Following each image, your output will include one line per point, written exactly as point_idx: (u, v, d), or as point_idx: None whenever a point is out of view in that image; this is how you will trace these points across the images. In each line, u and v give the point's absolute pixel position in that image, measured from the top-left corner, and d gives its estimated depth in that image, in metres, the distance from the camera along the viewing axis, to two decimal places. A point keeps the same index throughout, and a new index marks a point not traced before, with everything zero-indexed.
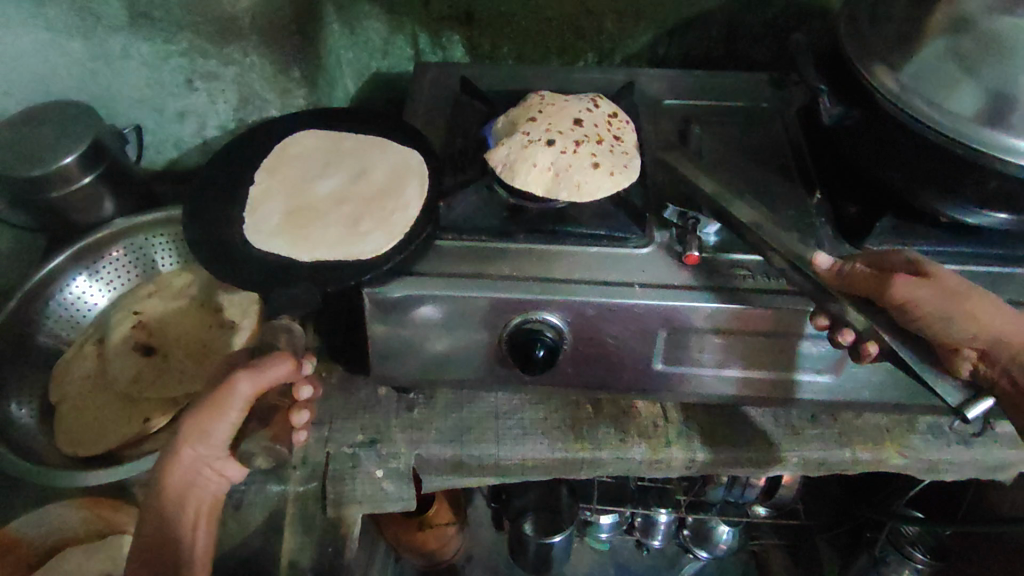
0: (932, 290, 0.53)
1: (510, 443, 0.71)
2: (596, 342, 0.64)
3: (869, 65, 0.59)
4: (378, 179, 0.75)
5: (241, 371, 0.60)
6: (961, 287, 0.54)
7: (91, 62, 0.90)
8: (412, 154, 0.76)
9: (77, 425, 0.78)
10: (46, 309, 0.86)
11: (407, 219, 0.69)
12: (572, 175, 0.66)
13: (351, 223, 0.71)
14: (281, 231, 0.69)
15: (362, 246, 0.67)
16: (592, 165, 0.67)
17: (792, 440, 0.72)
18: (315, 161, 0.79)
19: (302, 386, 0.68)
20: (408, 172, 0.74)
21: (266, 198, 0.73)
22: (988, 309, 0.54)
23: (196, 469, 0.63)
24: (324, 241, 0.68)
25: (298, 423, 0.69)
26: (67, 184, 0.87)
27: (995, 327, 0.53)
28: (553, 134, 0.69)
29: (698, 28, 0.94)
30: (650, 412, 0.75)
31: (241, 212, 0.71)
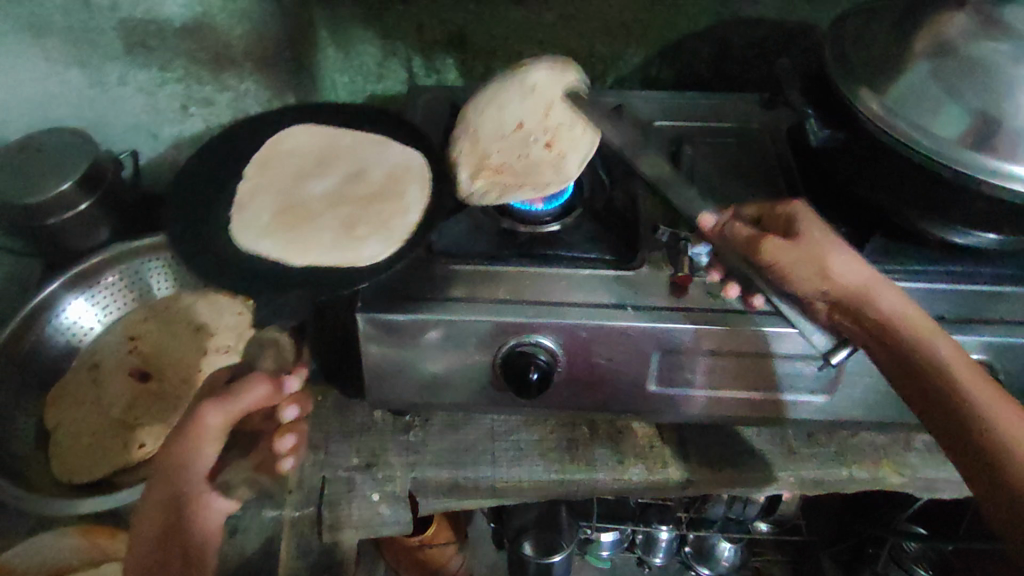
0: (795, 248, 0.54)
1: (507, 465, 0.72)
2: (590, 363, 0.65)
3: (855, 87, 0.60)
4: (376, 178, 0.78)
5: (208, 402, 0.60)
6: (821, 243, 0.54)
7: (89, 90, 0.91)
8: (414, 156, 0.79)
9: (70, 451, 0.76)
10: (42, 335, 0.84)
11: (407, 225, 0.72)
12: (569, 130, 0.70)
13: (346, 225, 0.73)
14: (271, 233, 0.70)
15: (358, 249, 0.69)
16: (548, 149, 0.70)
17: (788, 459, 0.72)
18: (310, 155, 0.80)
19: (286, 410, 0.68)
20: (409, 174, 0.77)
21: (256, 194, 0.75)
22: (845, 262, 0.54)
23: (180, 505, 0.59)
24: (321, 242, 0.70)
25: (284, 448, 0.67)
26: (65, 211, 0.88)
27: (856, 278, 0.54)
28: (536, 110, 0.71)
29: (689, 49, 0.95)
30: (646, 433, 0.74)
31: (230, 211, 0.73)
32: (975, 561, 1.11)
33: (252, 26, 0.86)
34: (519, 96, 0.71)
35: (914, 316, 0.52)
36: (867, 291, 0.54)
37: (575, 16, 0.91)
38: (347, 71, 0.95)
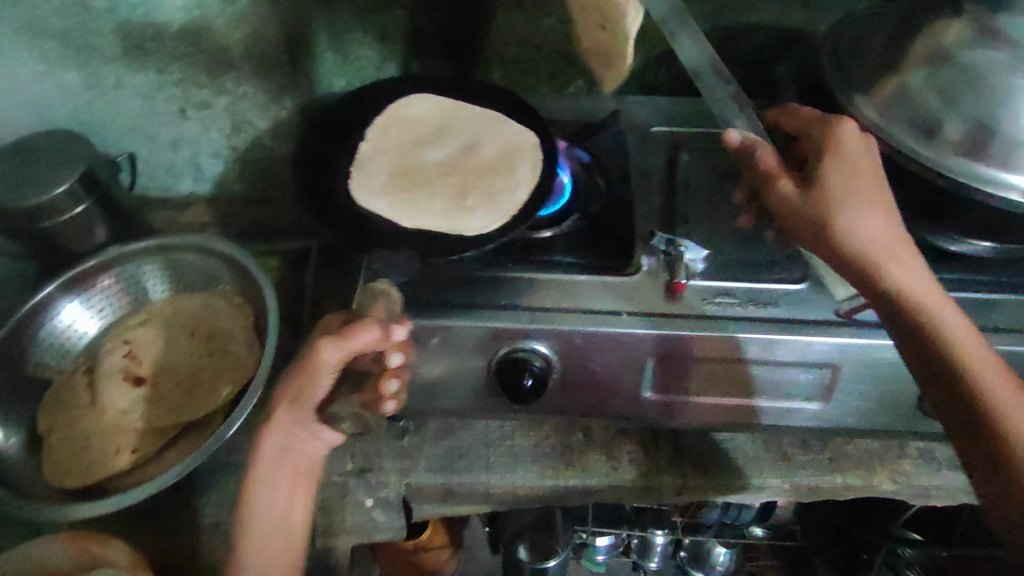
0: (807, 195, 0.57)
1: (501, 470, 0.72)
2: (585, 370, 0.64)
3: (850, 95, 0.60)
4: (489, 154, 0.89)
5: (328, 338, 0.58)
6: (833, 193, 0.56)
7: (85, 93, 0.91)
8: (525, 137, 0.88)
9: (64, 456, 0.73)
10: (35, 340, 0.83)
11: (514, 200, 0.81)
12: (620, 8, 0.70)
13: (456, 196, 0.83)
14: (386, 192, 0.82)
15: (465, 220, 0.79)
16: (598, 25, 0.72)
17: (783, 466, 0.72)
18: (430, 128, 0.92)
19: (392, 354, 0.62)
20: (521, 151, 0.87)
21: (380, 157, 0.87)
22: (859, 215, 0.55)
23: (291, 433, 0.61)
24: (432, 208, 0.81)
25: (387, 392, 0.62)
26: (60, 214, 0.88)
27: (868, 232, 0.55)
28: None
29: None
30: (642, 438, 0.74)
31: (354, 166, 0.84)
32: (969, 566, 1.11)
33: (250, 29, 0.85)
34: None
35: (920, 278, 0.54)
36: (882, 253, 0.54)
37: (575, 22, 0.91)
38: (345, 75, 0.95)
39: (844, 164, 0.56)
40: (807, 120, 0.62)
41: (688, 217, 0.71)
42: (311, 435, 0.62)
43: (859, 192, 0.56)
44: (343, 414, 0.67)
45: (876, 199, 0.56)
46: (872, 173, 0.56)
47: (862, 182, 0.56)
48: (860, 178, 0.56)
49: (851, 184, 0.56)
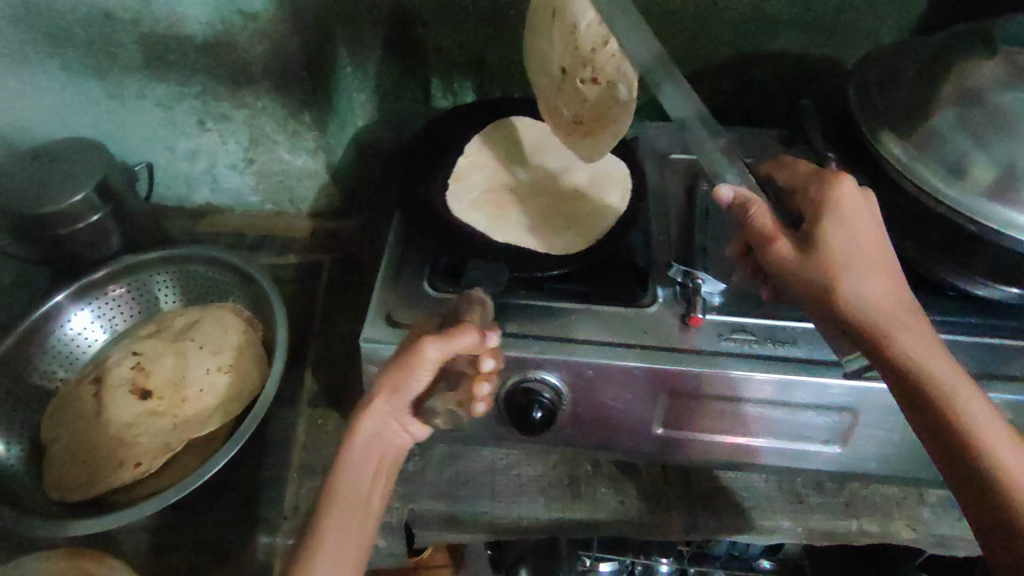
0: (804, 258, 0.54)
1: (506, 500, 0.70)
2: (595, 403, 0.63)
3: (876, 131, 0.59)
4: (581, 179, 0.82)
5: (430, 337, 0.55)
6: (834, 257, 0.53)
7: (106, 101, 0.92)
8: (617, 168, 0.82)
9: (66, 467, 0.72)
10: (43, 346, 0.83)
11: (603, 227, 0.74)
12: (609, 58, 0.71)
13: (546, 217, 0.77)
14: (479, 207, 0.76)
15: (556, 241, 0.72)
16: (597, 83, 0.74)
17: (795, 508, 0.70)
18: (521, 149, 0.86)
19: (484, 358, 0.57)
20: (611, 181, 0.80)
21: (473, 169, 0.81)
22: (862, 281, 0.53)
23: (386, 420, 0.57)
24: (521, 226, 0.75)
25: (479, 395, 0.59)
26: (75, 223, 0.88)
27: (872, 300, 0.52)
28: (572, 48, 0.72)
29: (708, 83, 0.94)
30: (651, 473, 0.73)
31: (449, 177, 0.78)
32: None
33: (272, 45, 0.85)
34: (557, 32, 0.71)
35: (934, 348, 0.51)
36: (888, 317, 0.52)
37: None
38: None
39: (842, 225, 0.55)
40: (801, 176, 0.60)
41: (707, 248, 0.70)
42: (402, 426, 0.58)
43: (860, 253, 0.54)
44: (441, 410, 0.62)
45: (877, 262, 0.54)
46: (872, 233, 0.55)
47: (863, 246, 0.54)
48: (860, 243, 0.54)
49: (852, 249, 0.54)
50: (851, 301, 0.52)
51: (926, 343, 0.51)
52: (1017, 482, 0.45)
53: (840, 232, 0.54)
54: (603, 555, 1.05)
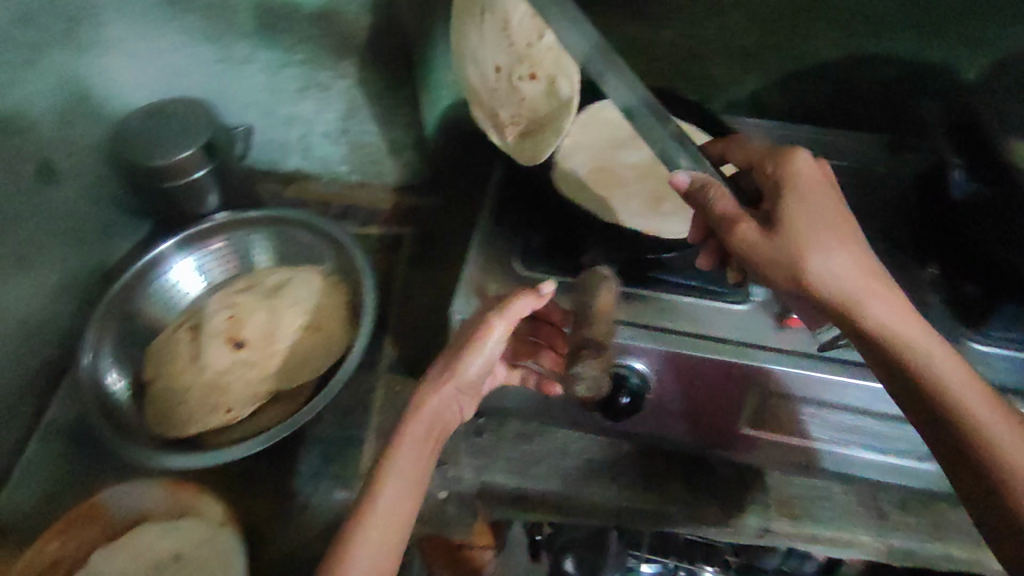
0: (769, 237, 0.53)
1: (578, 483, 0.71)
2: (681, 395, 0.63)
3: (1008, 140, 0.56)
4: None
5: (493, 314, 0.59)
6: (801, 236, 0.53)
7: (216, 64, 0.93)
8: None
9: (165, 405, 0.78)
10: (145, 290, 0.87)
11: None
12: (546, 53, 0.73)
13: (655, 201, 0.71)
14: (584, 188, 0.71)
15: (667, 226, 0.66)
16: (535, 81, 0.75)
17: (876, 524, 0.68)
18: (625, 132, 0.79)
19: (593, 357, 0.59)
20: None
21: (577, 150, 0.76)
22: (828, 256, 0.52)
23: (449, 400, 0.60)
24: (631, 209, 0.68)
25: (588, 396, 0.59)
26: (181, 176, 0.90)
27: (837, 277, 0.52)
28: (505, 45, 0.75)
29: (807, 82, 0.91)
30: (728, 472, 0.71)
31: (551, 157, 0.74)
32: None
33: (379, 19, 0.87)
34: (489, 33, 0.74)
35: (905, 316, 0.51)
36: (859, 291, 0.51)
37: (695, 37, 0.88)
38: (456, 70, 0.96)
39: (804, 200, 0.54)
40: (756, 154, 0.60)
41: None
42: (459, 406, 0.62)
43: (823, 227, 0.53)
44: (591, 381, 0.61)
45: (842, 235, 0.54)
46: (834, 206, 0.55)
47: (826, 221, 0.54)
48: (820, 218, 0.54)
49: (817, 226, 0.53)
50: (816, 278, 0.52)
51: (896, 311, 0.51)
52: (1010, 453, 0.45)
53: (802, 208, 0.54)
54: (654, 559, 1.00)
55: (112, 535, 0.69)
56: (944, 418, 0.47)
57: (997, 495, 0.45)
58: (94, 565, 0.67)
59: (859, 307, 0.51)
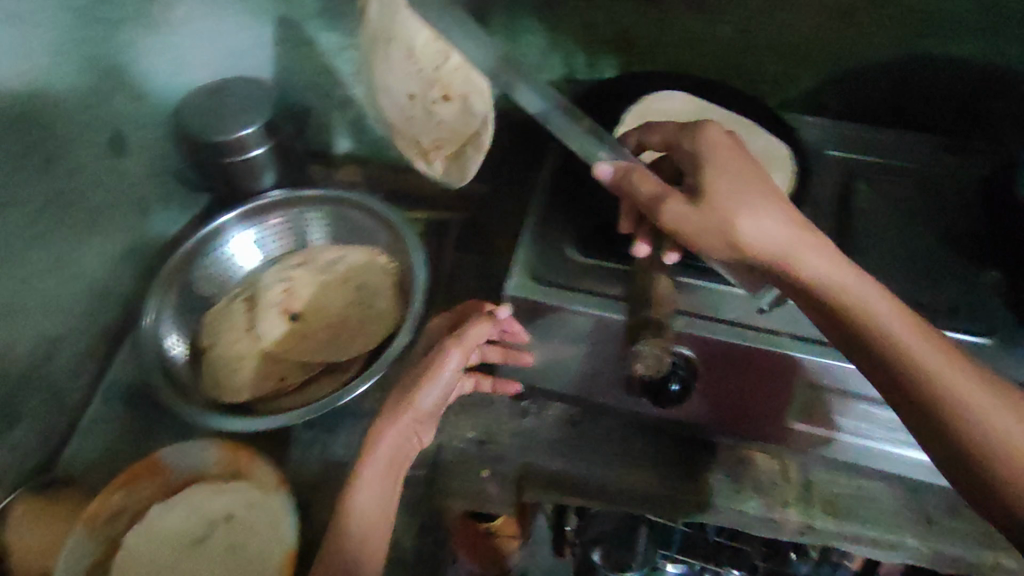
0: (698, 210, 0.54)
1: (620, 470, 0.71)
2: (728, 386, 0.63)
3: None
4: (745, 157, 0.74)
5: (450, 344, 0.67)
6: (724, 203, 0.54)
7: (282, 45, 0.96)
8: (783, 147, 0.75)
9: (222, 372, 0.80)
10: (202, 261, 0.89)
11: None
12: (454, 74, 0.74)
13: None
14: None
15: None
16: (449, 101, 0.77)
17: (922, 528, 0.67)
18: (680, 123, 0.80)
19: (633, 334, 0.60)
20: (775, 161, 0.73)
21: None
22: (756, 220, 0.53)
23: (407, 432, 0.66)
24: None
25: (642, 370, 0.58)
26: (239, 154, 0.91)
27: (767, 239, 0.53)
28: (414, 71, 0.76)
29: (865, 81, 0.89)
30: (771, 467, 0.71)
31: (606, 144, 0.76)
32: None
33: None
34: (396, 60, 0.77)
35: (842, 266, 0.52)
36: (786, 247, 0.53)
37: (753, 31, 0.87)
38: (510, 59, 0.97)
39: (720, 164, 0.56)
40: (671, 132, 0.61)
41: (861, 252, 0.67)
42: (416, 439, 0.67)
43: (746, 191, 0.55)
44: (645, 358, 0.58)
45: (767, 197, 0.55)
46: (748, 171, 0.56)
47: (745, 185, 0.55)
48: (739, 182, 0.55)
49: (737, 191, 0.55)
50: (750, 243, 0.53)
51: (831, 264, 0.52)
52: (967, 396, 0.45)
53: (721, 177, 0.56)
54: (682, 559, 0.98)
55: (169, 493, 0.72)
56: (900, 368, 0.47)
57: (974, 444, 0.45)
58: (151, 521, 0.70)
59: (791, 264, 0.52)
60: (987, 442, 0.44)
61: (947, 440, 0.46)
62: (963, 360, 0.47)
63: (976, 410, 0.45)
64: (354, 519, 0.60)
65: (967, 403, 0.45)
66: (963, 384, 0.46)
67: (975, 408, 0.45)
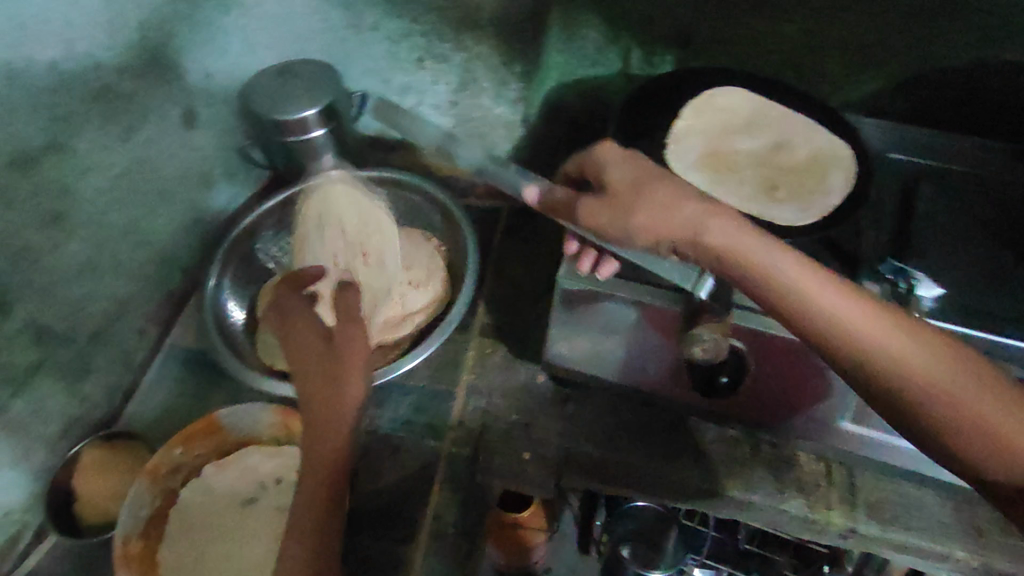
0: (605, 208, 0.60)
1: (661, 460, 0.72)
2: (778, 382, 0.62)
3: None
4: (801, 155, 0.76)
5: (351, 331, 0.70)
6: (626, 198, 0.59)
7: (343, 31, 0.94)
8: (842, 146, 0.75)
9: None
10: (265, 234, 0.94)
11: (827, 205, 0.71)
12: (374, 237, 0.91)
13: (766, 187, 0.74)
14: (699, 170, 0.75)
15: (777, 212, 0.71)
16: (368, 264, 0.89)
17: (971, 540, 0.65)
18: (739, 118, 0.80)
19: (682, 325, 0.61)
20: (834, 160, 0.74)
21: (691, 132, 0.79)
22: (659, 204, 0.57)
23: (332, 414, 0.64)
24: (742, 193, 0.73)
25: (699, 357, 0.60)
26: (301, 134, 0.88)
27: (670, 224, 0.56)
28: (342, 240, 0.90)
29: (934, 85, 0.86)
30: (813, 469, 0.70)
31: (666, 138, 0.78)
32: None
33: None
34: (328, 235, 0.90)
35: (747, 235, 0.53)
36: (691, 221, 0.55)
37: (819, 31, 0.85)
38: (565, 52, 0.97)
39: (619, 164, 0.61)
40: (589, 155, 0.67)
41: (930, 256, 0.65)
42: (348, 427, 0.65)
43: (645, 182, 0.59)
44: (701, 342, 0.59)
45: (667, 182, 0.58)
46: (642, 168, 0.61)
47: (642, 177, 0.60)
48: (638, 177, 0.60)
49: (637, 184, 0.59)
50: (658, 232, 0.56)
51: (738, 233, 0.53)
52: (874, 347, 0.47)
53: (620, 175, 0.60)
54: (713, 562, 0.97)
55: (226, 453, 0.76)
56: (817, 332, 0.49)
57: (894, 399, 0.47)
58: (207, 478, 0.74)
59: (692, 235, 0.55)
60: (910, 391, 0.46)
61: (875, 390, 0.48)
62: (877, 311, 0.48)
63: (890, 361, 0.47)
64: (297, 517, 0.63)
65: (880, 356, 0.47)
66: (874, 336, 0.48)
67: (893, 360, 0.47)
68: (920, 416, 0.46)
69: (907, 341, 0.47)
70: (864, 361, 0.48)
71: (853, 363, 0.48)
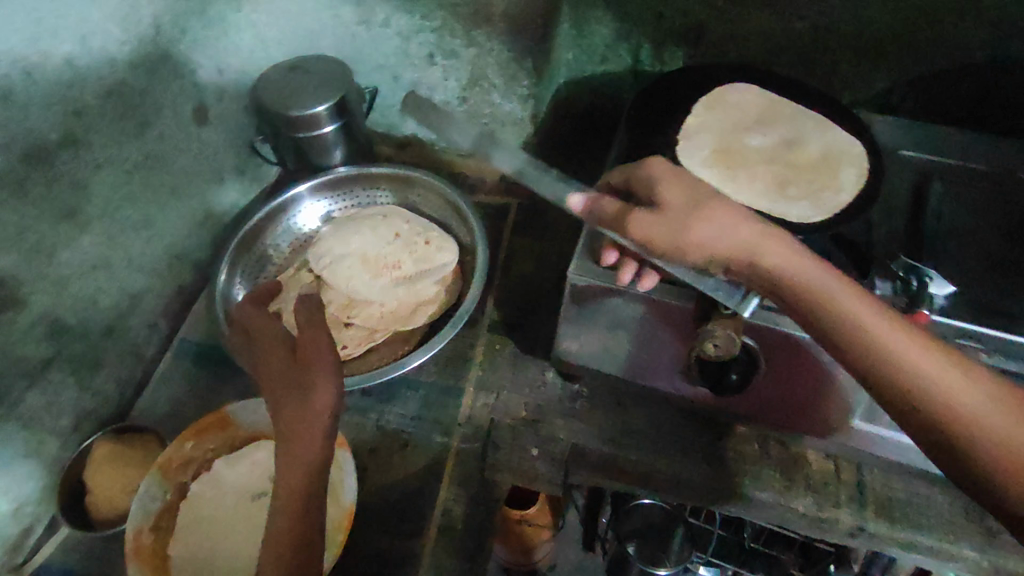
0: (658, 221, 0.57)
1: (668, 458, 0.72)
2: (788, 379, 0.61)
3: None
4: (813, 152, 0.76)
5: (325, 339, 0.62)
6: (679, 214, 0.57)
7: (355, 26, 0.95)
8: (854, 143, 0.75)
9: None
10: (274, 229, 0.94)
11: (838, 203, 0.70)
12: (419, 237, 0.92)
13: (777, 184, 0.73)
14: (711, 165, 0.75)
15: (788, 208, 0.70)
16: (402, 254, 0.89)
17: (981, 540, 0.65)
18: (750, 115, 0.80)
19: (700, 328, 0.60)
20: (847, 158, 0.74)
21: (703, 128, 0.78)
22: (717, 224, 0.55)
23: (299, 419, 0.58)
24: (752, 189, 0.72)
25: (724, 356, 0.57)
26: (312, 128, 0.91)
27: (726, 243, 0.54)
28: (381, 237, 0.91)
29: (947, 82, 0.86)
30: (822, 467, 0.70)
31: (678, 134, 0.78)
32: None
33: None
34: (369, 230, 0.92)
35: (803, 261, 0.53)
36: (748, 242, 0.54)
37: (832, 28, 0.85)
38: (575, 49, 0.97)
39: (676, 184, 0.59)
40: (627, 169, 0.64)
41: (940, 254, 0.65)
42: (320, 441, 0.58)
43: (696, 201, 0.57)
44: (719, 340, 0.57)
45: (722, 203, 0.57)
46: (690, 187, 0.59)
47: (692, 197, 0.58)
48: (692, 196, 0.58)
49: (689, 201, 0.58)
50: (716, 250, 0.55)
51: (794, 258, 0.53)
52: (923, 377, 0.47)
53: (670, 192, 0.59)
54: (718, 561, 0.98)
55: (237, 445, 0.77)
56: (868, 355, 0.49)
57: (938, 432, 0.47)
58: (219, 471, 0.75)
59: (756, 259, 0.53)
60: (957, 421, 0.46)
61: (917, 415, 0.48)
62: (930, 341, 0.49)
63: (932, 388, 0.47)
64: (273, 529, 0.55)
65: (924, 384, 0.47)
66: (922, 364, 0.48)
67: (943, 390, 0.47)
68: (961, 447, 0.46)
69: (957, 373, 0.47)
70: (909, 389, 0.48)
71: (893, 390, 0.48)
